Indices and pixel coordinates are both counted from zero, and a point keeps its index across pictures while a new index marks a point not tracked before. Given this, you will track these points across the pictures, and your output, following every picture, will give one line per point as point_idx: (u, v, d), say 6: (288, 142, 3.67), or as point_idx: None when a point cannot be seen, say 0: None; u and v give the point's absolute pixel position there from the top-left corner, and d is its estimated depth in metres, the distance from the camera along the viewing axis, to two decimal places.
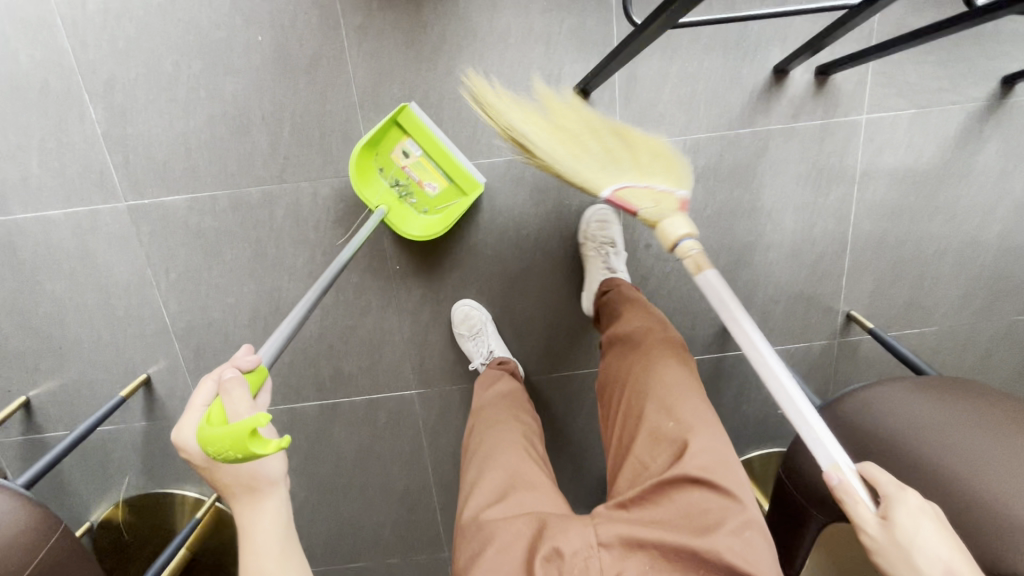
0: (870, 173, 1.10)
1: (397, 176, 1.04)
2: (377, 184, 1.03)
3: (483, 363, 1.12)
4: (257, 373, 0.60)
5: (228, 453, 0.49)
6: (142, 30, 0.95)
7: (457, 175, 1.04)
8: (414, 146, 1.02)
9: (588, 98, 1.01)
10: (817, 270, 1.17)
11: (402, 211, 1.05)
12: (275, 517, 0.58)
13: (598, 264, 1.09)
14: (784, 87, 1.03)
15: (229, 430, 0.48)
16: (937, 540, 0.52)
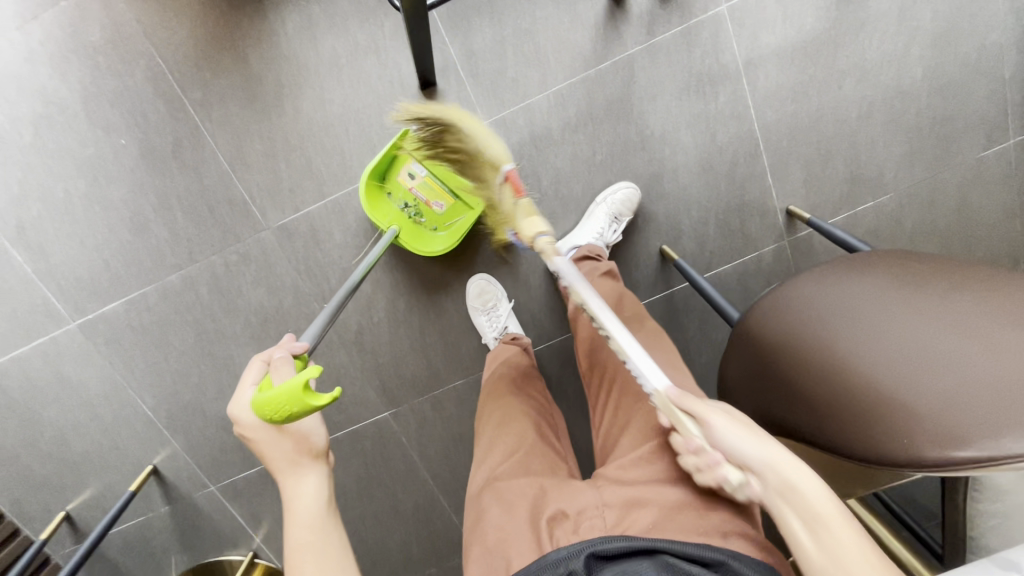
0: (754, 62, 1.02)
1: (406, 197, 1.08)
2: (389, 208, 1.07)
3: (495, 338, 1.12)
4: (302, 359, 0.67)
5: (287, 410, 0.55)
6: (28, 170, 1.03)
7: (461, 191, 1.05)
8: (418, 166, 1.05)
9: (436, 88, 1.00)
10: (737, 177, 1.10)
11: (415, 230, 1.09)
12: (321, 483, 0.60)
13: (595, 224, 1.04)
14: (626, 9, 0.98)
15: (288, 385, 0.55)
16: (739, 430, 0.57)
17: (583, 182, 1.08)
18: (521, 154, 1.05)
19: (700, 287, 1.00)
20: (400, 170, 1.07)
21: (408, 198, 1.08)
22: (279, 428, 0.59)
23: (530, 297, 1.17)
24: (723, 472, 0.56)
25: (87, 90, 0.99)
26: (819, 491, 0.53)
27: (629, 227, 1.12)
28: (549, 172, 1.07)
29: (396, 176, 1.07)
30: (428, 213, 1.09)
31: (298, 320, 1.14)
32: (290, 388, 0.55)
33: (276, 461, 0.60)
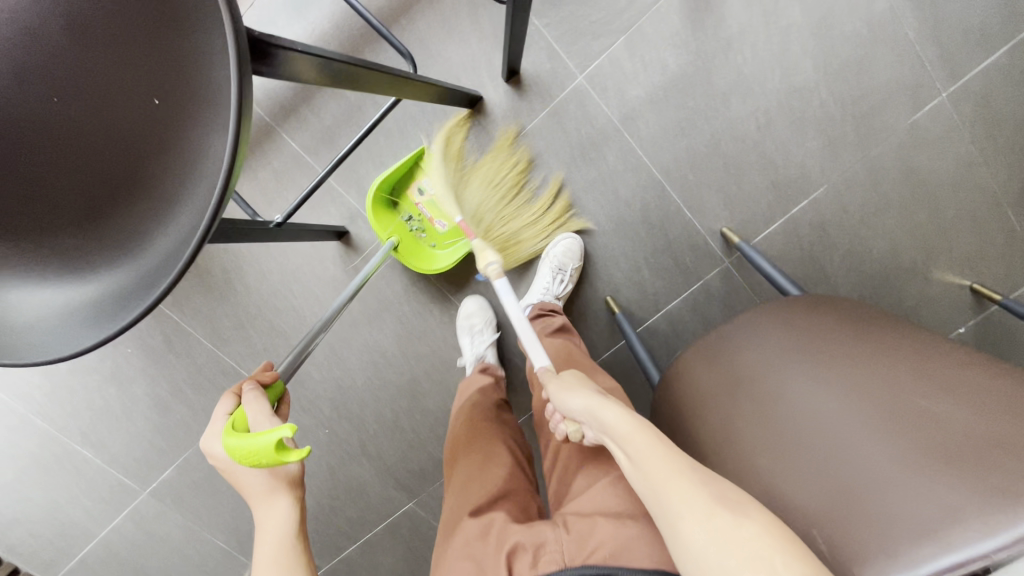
0: (629, 114, 1.03)
1: (411, 211, 1.10)
2: (392, 220, 1.09)
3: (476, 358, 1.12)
4: (277, 390, 0.66)
5: (258, 460, 0.50)
6: (73, 387, 1.28)
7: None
8: (429, 184, 1.08)
9: (351, 234, 1.12)
10: (654, 220, 1.09)
11: (415, 246, 1.11)
12: (281, 524, 0.55)
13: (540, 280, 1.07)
14: (488, 113, 1.04)
15: (253, 443, 0.50)
16: (577, 392, 0.58)
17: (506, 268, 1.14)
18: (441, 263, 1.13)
19: (635, 352, 1.04)
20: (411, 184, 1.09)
21: (413, 212, 1.10)
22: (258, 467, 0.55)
23: None
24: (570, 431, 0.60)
25: None
26: (639, 442, 0.51)
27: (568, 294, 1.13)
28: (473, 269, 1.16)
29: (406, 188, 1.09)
30: (431, 230, 1.12)
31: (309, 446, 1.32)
32: (263, 445, 0.49)
33: (244, 486, 0.56)
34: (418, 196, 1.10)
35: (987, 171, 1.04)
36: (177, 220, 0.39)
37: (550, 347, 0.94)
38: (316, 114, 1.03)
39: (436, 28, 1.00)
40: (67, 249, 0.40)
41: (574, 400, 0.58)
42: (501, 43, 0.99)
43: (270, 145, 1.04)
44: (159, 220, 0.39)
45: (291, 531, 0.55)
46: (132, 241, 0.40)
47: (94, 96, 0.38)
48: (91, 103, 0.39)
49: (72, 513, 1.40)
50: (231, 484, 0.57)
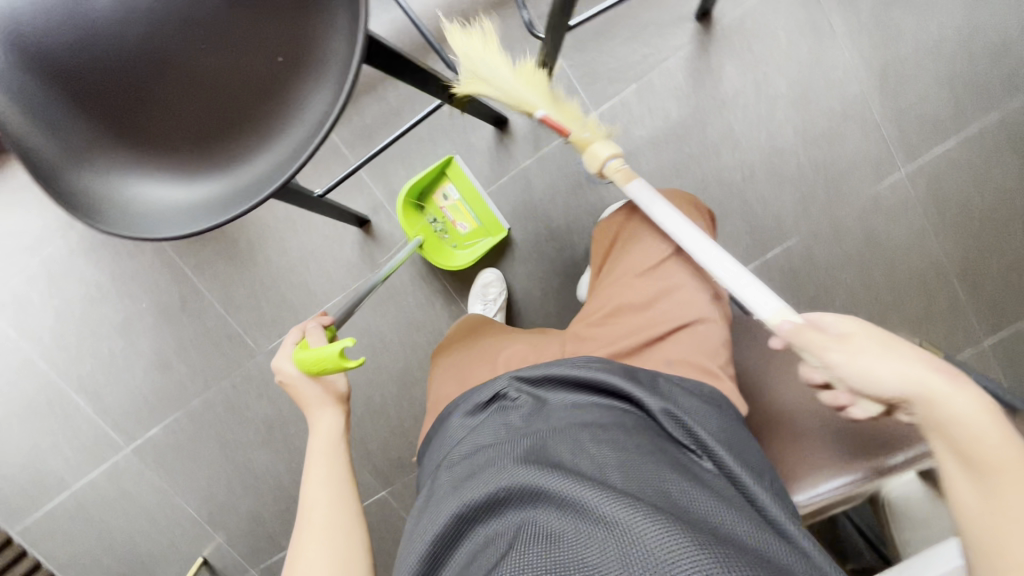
0: (633, 151, 1.18)
1: (437, 214, 1.19)
2: (418, 221, 1.18)
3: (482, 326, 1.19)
4: (333, 329, 0.80)
5: (325, 363, 0.67)
6: (82, 335, 1.34)
7: (486, 218, 1.19)
8: (454, 191, 1.16)
9: (372, 224, 1.23)
10: None
11: (438, 245, 1.21)
12: (331, 428, 0.70)
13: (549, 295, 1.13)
14: (511, 133, 1.18)
15: (322, 350, 0.67)
16: (878, 352, 0.52)
17: (508, 273, 1.24)
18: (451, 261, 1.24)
19: None
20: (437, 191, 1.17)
21: (438, 215, 1.19)
22: (315, 380, 0.71)
23: None
24: (861, 406, 0.54)
25: (116, 269, 1.30)
26: (961, 404, 0.48)
27: (561, 304, 1.23)
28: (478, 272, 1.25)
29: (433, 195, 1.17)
30: (453, 231, 1.22)
31: (296, 421, 1.37)
32: (330, 351, 0.66)
33: (302, 399, 0.71)
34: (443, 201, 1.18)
35: (937, 242, 1.18)
36: (278, 143, 0.51)
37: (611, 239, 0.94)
38: (359, 114, 1.17)
39: None
40: (174, 162, 0.52)
41: (883, 365, 0.51)
42: None
43: None
44: (262, 138, 0.51)
45: (341, 432, 0.70)
46: (235, 153, 0.51)
47: (218, 43, 0.50)
48: (216, 57, 0.50)
49: (51, 460, 1.43)
50: (291, 398, 0.72)
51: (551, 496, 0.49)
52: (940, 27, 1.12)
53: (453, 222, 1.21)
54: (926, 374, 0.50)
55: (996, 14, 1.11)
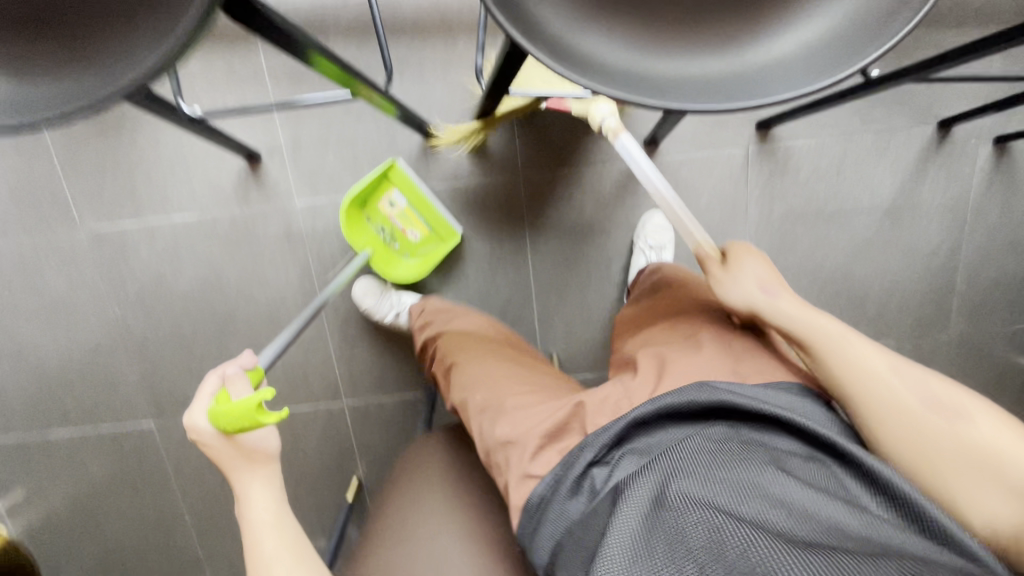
0: (537, 226, 1.17)
1: (384, 222, 1.14)
2: (364, 230, 1.13)
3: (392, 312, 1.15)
4: (260, 373, 0.65)
5: (237, 422, 0.56)
6: None
7: (438, 225, 1.15)
8: (400, 198, 1.12)
9: (261, 162, 1.15)
10: (508, 315, 1.22)
11: (387, 255, 1.17)
12: (266, 489, 0.63)
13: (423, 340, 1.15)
14: (438, 149, 1.14)
15: (234, 404, 0.56)
16: (756, 264, 0.72)
17: (373, 275, 1.21)
18: (323, 237, 1.18)
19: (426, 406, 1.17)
20: (381, 197, 1.12)
21: (385, 225, 1.14)
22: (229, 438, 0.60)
23: (305, 358, 1.28)
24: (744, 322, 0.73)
25: None
26: (792, 308, 0.67)
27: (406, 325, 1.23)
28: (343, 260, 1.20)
29: (377, 202, 1.12)
30: (403, 240, 1.17)
31: (88, 313, 1.24)
32: (244, 406, 0.55)
33: (221, 460, 0.61)
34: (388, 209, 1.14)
35: None
36: (75, 77, 0.44)
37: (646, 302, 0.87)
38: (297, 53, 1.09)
39: (436, 60, 1.10)
40: None
41: (752, 267, 0.72)
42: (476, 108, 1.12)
43: (243, 48, 1.08)
44: (108, 55, 0.43)
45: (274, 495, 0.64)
46: (80, 55, 0.44)
47: None
48: None
49: None
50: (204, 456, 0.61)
51: (699, 499, 0.52)
52: (835, 258, 1.20)
53: (402, 230, 1.15)
54: (762, 288, 0.69)
55: (880, 271, 1.21)
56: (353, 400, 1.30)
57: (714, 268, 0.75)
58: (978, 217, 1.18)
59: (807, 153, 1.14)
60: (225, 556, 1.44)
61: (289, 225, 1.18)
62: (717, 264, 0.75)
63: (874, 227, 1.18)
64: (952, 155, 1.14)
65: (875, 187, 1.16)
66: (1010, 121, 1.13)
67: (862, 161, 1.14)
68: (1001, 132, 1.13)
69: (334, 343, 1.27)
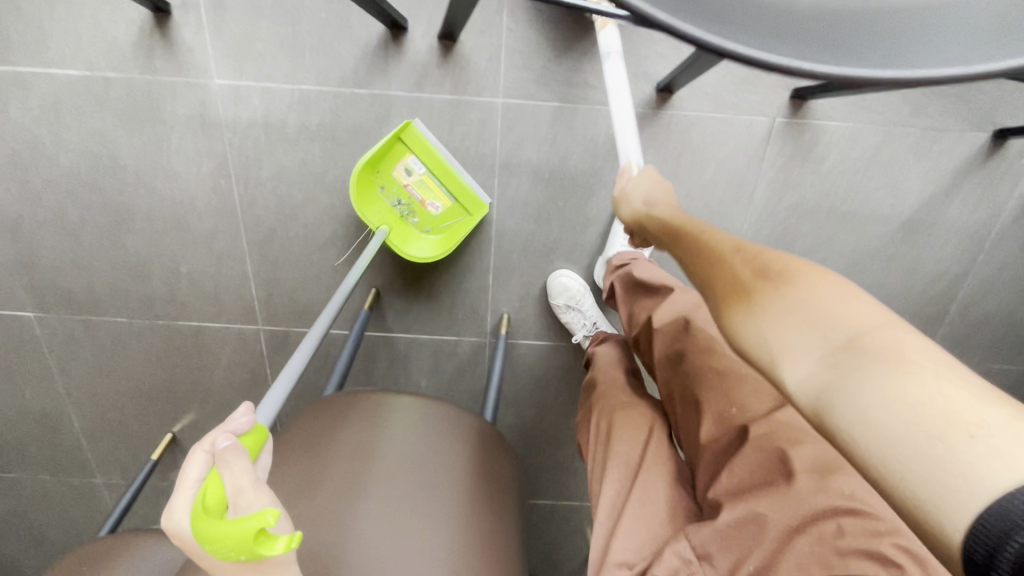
0: (511, 167, 0.97)
1: (400, 194, 0.98)
2: (379, 205, 0.98)
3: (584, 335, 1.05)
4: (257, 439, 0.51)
5: (230, 552, 0.40)
6: None
7: (462, 195, 0.98)
8: (418, 164, 0.95)
9: (171, 18, 0.89)
10: (461, 262, 1.07)
11: (405, 232, 1.00)
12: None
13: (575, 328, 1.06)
14: (402, 47, 0.89)
15: (226, 527, 0.40)
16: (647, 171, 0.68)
17: (306, 191, 1.00)
18: (247, 132, 0.95)
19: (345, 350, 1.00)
20: (395, 164, 0.96)
21: (401, 196, 0.99)
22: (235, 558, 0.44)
23: (217, 273, 1.08)
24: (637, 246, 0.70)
25: None
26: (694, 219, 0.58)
27: (341, 255, 1.05)
28: (271, 165, 0.98)
29: (391, 170, 0.96)
30: (422, 213, 1.01)
31: None
32: (238, 531, 0.39)
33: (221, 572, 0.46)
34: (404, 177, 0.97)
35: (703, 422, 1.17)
36: None
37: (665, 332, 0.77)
38: None
39: None
40: None
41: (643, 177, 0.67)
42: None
43: None
44: None
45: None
46: None
47: None
48: None
49: None
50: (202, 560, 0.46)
51: None
52: (833, 264, 1.07)
53: (421, 202, 0.99)
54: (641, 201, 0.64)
55: (875, 286, 1.10)
56: (269, 327, 1.14)
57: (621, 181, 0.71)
58: (997, 249, 1.05)
59: (840, 139, 0.95)
60: (118, 466, 1.31)
61: (204, 109, 0.94)
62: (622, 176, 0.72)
63: (885, 238, 1.05)
64: (996, 173, 0.98)
65: (901, 193, 1.00)
66: None
67: (897, 160, 0.98)
68: None
69: (253, 262, 1.07)
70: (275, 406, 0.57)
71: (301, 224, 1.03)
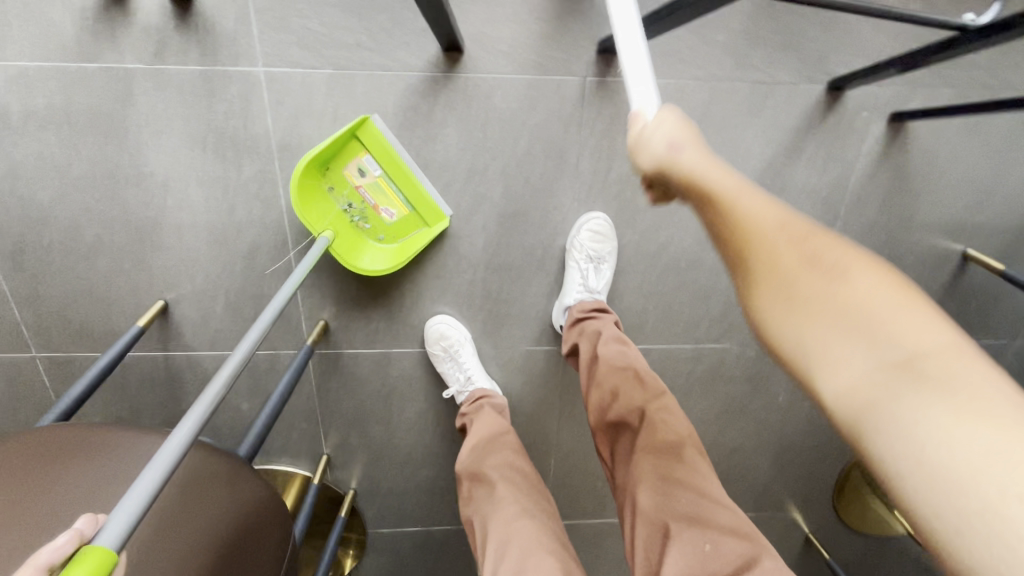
0: (291, 149, 0.83)
1: (350, 199, 0.88)
2: (327, 207, 0.86)
3: (459, 390, 0.98)
4: (98, 554, 0.35)
5: None
6: None
7: (420, 203, 0.89)
8: (373, 164, 0.86)
9: None
10: (256, 265, 0.92)
11: (353, 240, 0.90)
12: None
13: (450, 378, 0.98)
14: (129, 11, 0.75)
15: None
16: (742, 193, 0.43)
17: (51, 190, 0.84)
18: None
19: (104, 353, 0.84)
20: (347, 162, 0.86)
21: (353, 199, 0.88)
22: None
23: None
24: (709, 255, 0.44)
25: None
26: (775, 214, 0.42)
27: (113, 264, 0.90)
28: (1, 160, 0.82)
29: (341, 168, 0.86)
30: (375, 220, 0.91)
31: None
32: None
33: None
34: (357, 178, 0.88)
35: (560, 413, 1.11)
36: None
37: (628, 434, 0.78)
38: None
39: None
40: None
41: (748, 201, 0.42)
42: None
43: None
44: None
45: None
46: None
47: None
48: None
49: None
50: None
51: None
52: (683, 242, 0.97)
53: (373, 208, 0.90)
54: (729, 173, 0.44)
55: None
56: (45, 354, 0.96)
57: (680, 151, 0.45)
58: (853, 215, 0.97)
59: (662, 99, 0.85)
60: None
61: None
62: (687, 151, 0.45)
63: None
64: (838, 129, 0.89)
65: (740, 158, 0.90)
66: (915, 94, 0.88)
67: (730, 120, 0.87)
68: (900, 109, 0.88)
69: (6, 277, 0.90)
70: (128, 522, 0.37)
71: (58, 231, 0.87)
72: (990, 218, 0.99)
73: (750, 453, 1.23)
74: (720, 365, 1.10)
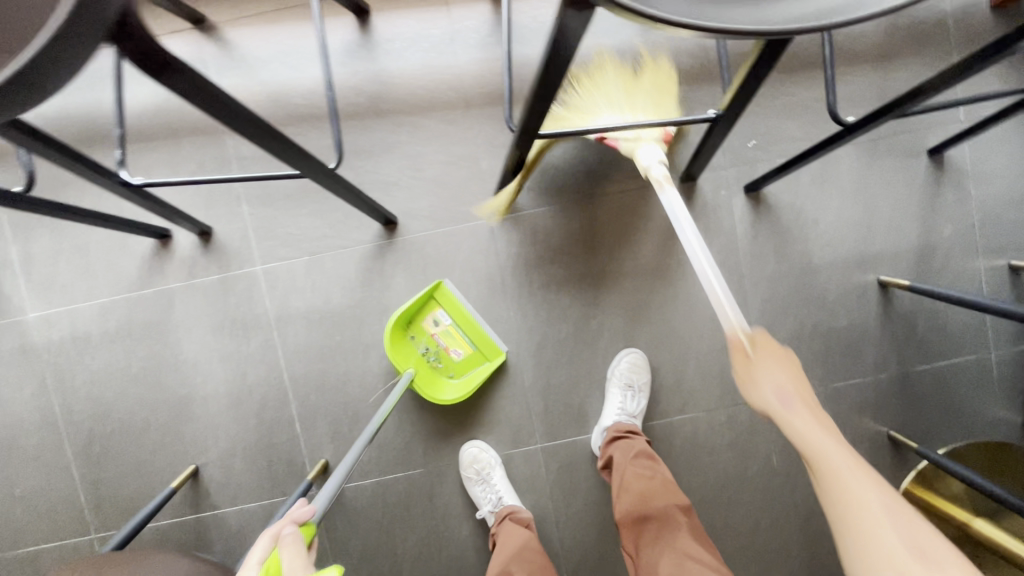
0: (284, 318, 1.10)
1: (427, 344, 1.10)
2: (410, 351, 1.08)
3: (491, 511, 1.07)
4: (310, 529, 0.64)
5: None
6: None
7: (483, 343, 1.10)
8: (445, 316, 1.09)
9: None
10: (266, 419, 1.12)
11: (430, 378, 1.09)
12: None
13: (480, 501, 1.08)
14: (171, 249, 1.09)
15: None
16: (790, 386, 0.61)
17: (116, 389, 1.11)
18: (60, 349, 1.11)
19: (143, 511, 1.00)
20: (425, 316, 1.10)
21: (429, 343, 1.10)
22: None
23: (48, 488, 1.12)
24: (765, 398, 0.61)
25: None
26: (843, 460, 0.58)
27: (157, 440, 1.12)
28: (84, 372, 1.11)
29: (421, 321, 1.10)
30: (447, 360, 1.11)
31: None
32: None
33: None
34: (433, 327, 1.10)
35: (554, 514, 1.13)
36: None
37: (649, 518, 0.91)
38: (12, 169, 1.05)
39: (158, 163, 1.06)
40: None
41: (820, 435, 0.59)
42: (205, 204, 1.09)
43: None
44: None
45: None
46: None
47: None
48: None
49: None
50: None
51: None
52: (613, 325, 1.11)
53: (444, 350, 1.10)
54: (783, 400, 0.60)
55: (666, 334, 1.11)
56: (101, 533, 1.13)
57: (743, 352, 0.63)
58: (755, 270, 1.10)
59: (554, 221, 1.09)
60: None
61: (24, 340, 1.11)
62: (747, 344, 0.63)
63: (645, 289, 1.10)
64: (705, 209, 1.09)
65: (635, 247, 1.10)
66: (755, 168, 1.08)
67: (614, 221, 1.09)
68: (749, 180, 1.08)
69: (79, 468, 1.12)
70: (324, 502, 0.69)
71: (119, 420, 1.12)
72: (884, 246, 1.10)
73: (775, 533, 1.15)
74: (696, 436, 1.13)
